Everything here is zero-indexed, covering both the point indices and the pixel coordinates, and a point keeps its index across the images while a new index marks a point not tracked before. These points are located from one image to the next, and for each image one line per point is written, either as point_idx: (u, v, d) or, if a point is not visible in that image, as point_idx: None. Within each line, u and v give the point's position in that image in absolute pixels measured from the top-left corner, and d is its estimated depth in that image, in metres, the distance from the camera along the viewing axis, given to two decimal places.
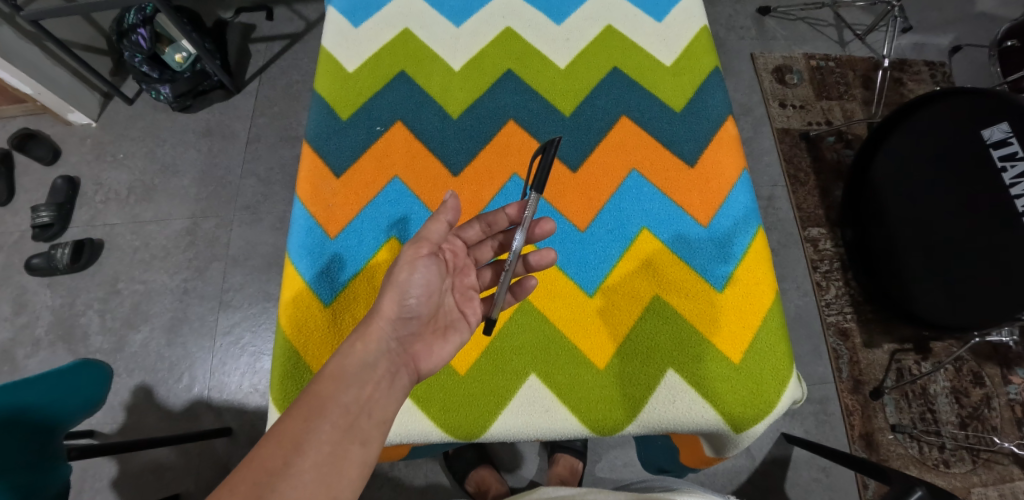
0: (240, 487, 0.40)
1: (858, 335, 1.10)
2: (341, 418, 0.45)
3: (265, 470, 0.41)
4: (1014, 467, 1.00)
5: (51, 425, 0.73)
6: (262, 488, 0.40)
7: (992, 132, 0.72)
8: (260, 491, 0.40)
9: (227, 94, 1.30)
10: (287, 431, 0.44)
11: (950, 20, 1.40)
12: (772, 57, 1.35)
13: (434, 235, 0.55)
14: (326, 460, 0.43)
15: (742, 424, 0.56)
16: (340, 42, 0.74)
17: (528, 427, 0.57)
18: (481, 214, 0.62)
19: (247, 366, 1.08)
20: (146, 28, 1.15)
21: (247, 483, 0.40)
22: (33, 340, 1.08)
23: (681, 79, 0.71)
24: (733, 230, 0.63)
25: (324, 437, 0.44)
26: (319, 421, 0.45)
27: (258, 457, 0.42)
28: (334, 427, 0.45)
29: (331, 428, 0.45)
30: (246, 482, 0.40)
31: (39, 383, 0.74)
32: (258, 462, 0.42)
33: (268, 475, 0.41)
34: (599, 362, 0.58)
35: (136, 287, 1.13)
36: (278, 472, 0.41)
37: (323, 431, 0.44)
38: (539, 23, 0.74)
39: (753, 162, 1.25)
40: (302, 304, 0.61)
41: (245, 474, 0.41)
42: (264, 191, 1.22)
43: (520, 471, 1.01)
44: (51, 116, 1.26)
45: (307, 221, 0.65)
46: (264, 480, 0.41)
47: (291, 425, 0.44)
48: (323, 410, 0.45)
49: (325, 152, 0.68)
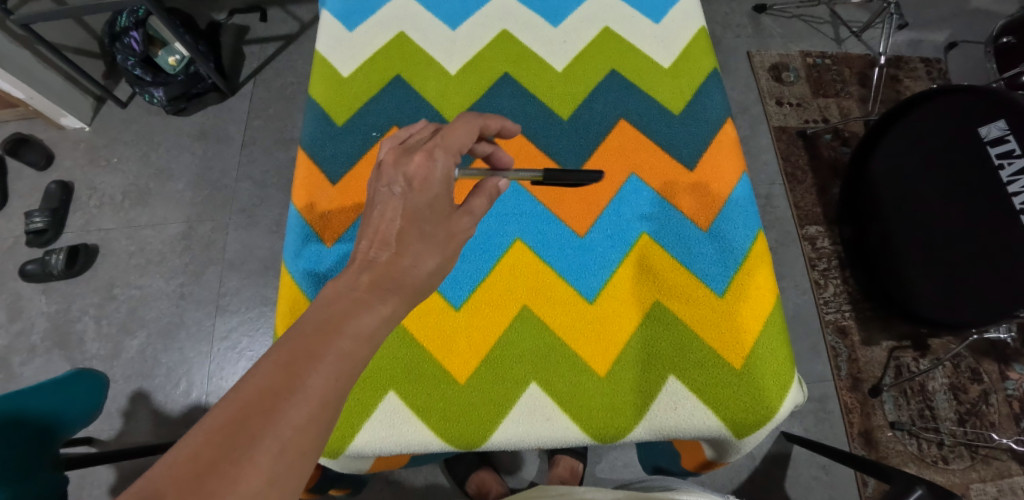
0: (202, 451, 0.30)
1: (856, 333, 1.10)
2: (340, 367, 0.36)
3: (241, 426, 0.32)
4: (1012, 463, 1.01)
5: (58, 411, 0.77)
6: (234, 452, 0.30)
7: (989, 129, 0.72)
8: (236, 455, 0.30)
9: (221, 96, 1.29)
10: (271, 378, 0.34)
11: (945, 17, 1.40)
12: (768, 55, 1.35)
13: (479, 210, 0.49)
14: (323, 419, 0.34)
15: (743, 430, 0.56)
16: (334, 46, 0.73)
17: (529, 436, 0.56)
18: (475, 120, 0.52)
19: (245, 370, 1.07)
20: (140, 32, 1.14)
21: (219, 430, 0.31)
22: (28, 347, 1.07)
23: (680, 81, 0.70)
24: (733, 233, 0.62)
25: (319, 389, 0.35)
26: (314, 370, 0.35)
27: (232, 407, 0.32)
28: (337, 381, 0.36)
29: (324, 382, 0.35)
30: (210, 444, 0.31)
31: (34, 396, 0.75)
32: (234, 411, 0.32)
33: (243, 433, 0.31)
34: (599, 369, 0.58)
35: (132, 292, 1.12)
36: (250, 432, 0.31)
37: (320, 381, 0.35)
38: (536, 25, 0.73)
39: (750, 161, 1.25)
40: (300, 314, 0.60)
41: (215, 426, 0.31)
42: (260, 194, 1.21)
43: (520, 472, 1.00)
44: (43, 121, 1.25)
45: (303, 229, 0.65)
46: (239, 429, 0.31)
47: (273, 374, 0.34)
48: (322, 354, 0.36)
49: (320, 159, 0.68)
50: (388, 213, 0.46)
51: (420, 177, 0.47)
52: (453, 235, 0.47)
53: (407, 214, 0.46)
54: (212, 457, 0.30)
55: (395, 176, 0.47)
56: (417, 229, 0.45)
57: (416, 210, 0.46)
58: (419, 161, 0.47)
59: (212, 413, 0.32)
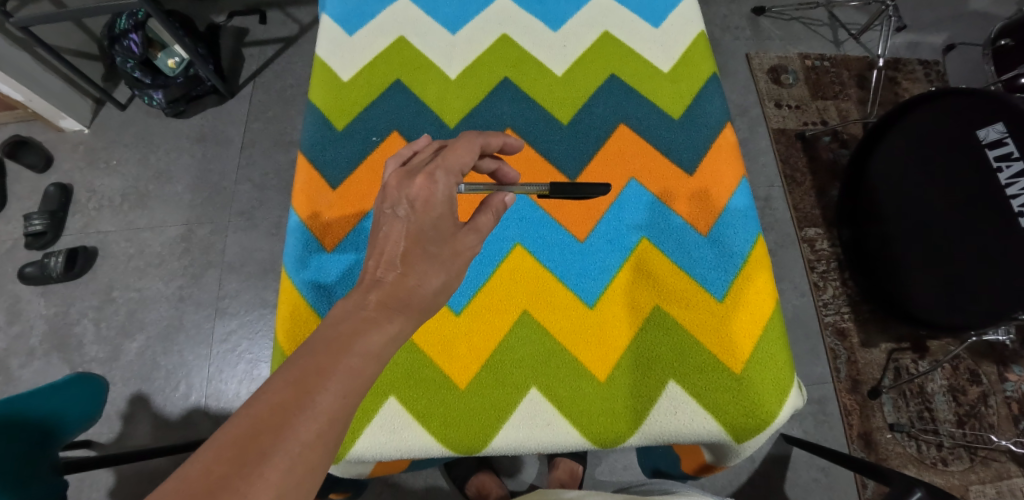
0: (213, 466, 0.30)
1: (855, 335, 1.10)
2: (349, 384, 0.36)
3: (252, 442, 0.32)
4: (1011, 464, 1.01)
5: (56, 415, 0.77)
6: (245, 468, 0.31)
7: (987, 132, 0.72)
8: (246, 471, 0.31)
9: (221, 98, 1.29)
10: (281, 395, 0.34)
11: (943, 19, 1.41)
12: (767, 57, 1.35)
13: (485, 228, 0.49)
14: (332, 436, 0.34)
15: (743, 434, 0.56)
16: (333, 50, 0.73)
17: (529, 441, 0.56)
18: (478, 138, 0.52)
19: (244, 373, 1.07)
20: (139, 34, 1.14)
21: (230, 446, 0.31)
22: (27, 350, 1.07)
23: (679, 86, 0.70)
24: (733, 238, 0.63)
25: (329, 405, 0.35)
26: (325, 386, 0.35)
27: (244, 423, 0.33)
28: (346, 398, 0.36)
29: (333, 399, 0.35)
30: (221, 460, 0.31)
31: (34, 398, 0.76)
32: (246, 427, 0.32)
33: (254, 450, 0.31)
34: (599, 374, 0.58)
35: (132, 295, 1.12)
36: (260, 449, 0.32)
37: (329, 399, 0.35)
38: (536, 30, 0.74)
39: (749, 163, 1.25)
40: (300, 320, 0.60)
41: (228, 441, 0.32)
42: (260, 196, 1.21)
43: (520, 475, 1.00)
44: (43, 123, 1.24)
45: (303, 234, 0.65)
46: (250, 445, 0.32)
47: (282, 390, 0.34)
48: (331, 370, 0.36)
49: (319, 164, 0.68)
50: (393, 234, 0.46)
51: (422, 199, 0.47)
52: (458, 254, 0.47)
53: (412, 236, 0.45)
54: (223, 472, 0.30)
55: (398, 199, 0.47)
56: (421, 249, 0.45)
57: (421, 231, 0.46)
58: (421, 183, 0.47)
59: (225, 428, 0.32)
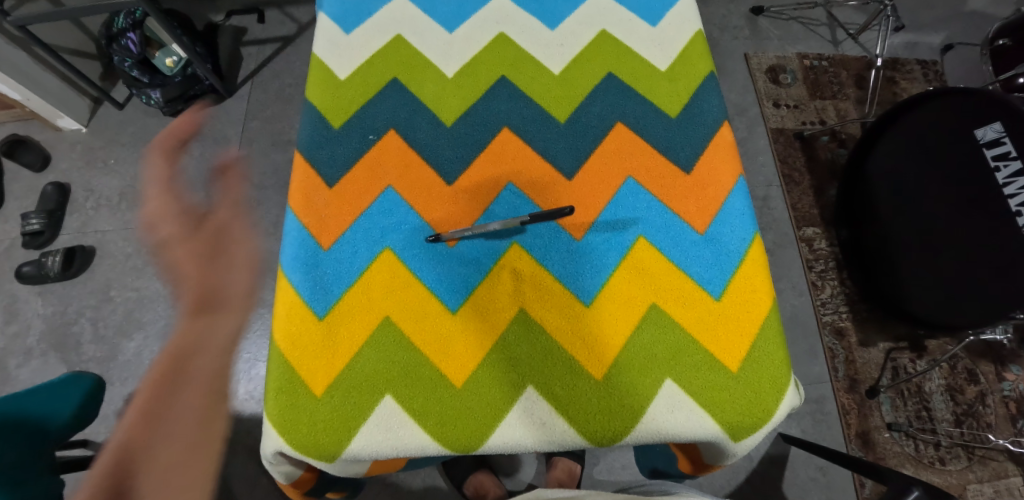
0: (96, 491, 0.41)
1: (852, 334, 1.11)
2: (196, 392, 0.46)
3: (124, 462, 0.42)
4: (1009, 464, 1.01)
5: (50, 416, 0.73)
6: (128, 479, 0.42)
7: (985, 132, 0.73)
8: (128, 479, 0.42)
9: (219, 97, 1.29)
10: (128, 430, 0.43)
11: (941, 19, 1.41)
12: (765, 57, 1.35)
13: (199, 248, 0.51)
14: (197, 434, 0.45)
15: (741, 433, 0.56)
16: (330, 49, 0.73)
17: (526, 440, 0.56)
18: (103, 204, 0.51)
19: (242, 373, 1.07)
20: (137, 32, 1.13)
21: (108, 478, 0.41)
22: (24, 349, 1.07)
23: (677, 84, 0.70)
24: (730, 237, 0.63)
25: (178, 413, 0.45)
26: (176, 403, 0.45)
27: (111, 454, 0.42)
28: (194, 403, 0.46)
29: (184, 409, 0.45)
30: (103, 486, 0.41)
31: (27, 398, 0.73)
32: (115, 456, 0.42)
33: (128, 467, 0.42)
34: (596, 372, 0.58)
35: (129, 294, 1.12)
36: (130, 462, 0.42)
37: (182, 411, 0.45)
38: (533, 29, 0.74)
39: (747, 163, 1.25)
40: (296, 318, 0.60)
41: (103, 472, 0.41)
42: (258, 196, 1.21)
43: (518, 474, 1.00)
44: (40, 122, 1.24)
45: (299, 232, 0.64)
46: (127, 466, 0.42)
47: (127, 419, 0.43)
48: (179, 387, 0.46)
49: (316, 162, 0.67)
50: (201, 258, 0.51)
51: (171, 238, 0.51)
52: (234, 257, 0.52)
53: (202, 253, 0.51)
54: (108, 489, 0.41)
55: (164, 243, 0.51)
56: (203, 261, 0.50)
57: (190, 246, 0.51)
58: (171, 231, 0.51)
59: (97, 469, 0.41)
